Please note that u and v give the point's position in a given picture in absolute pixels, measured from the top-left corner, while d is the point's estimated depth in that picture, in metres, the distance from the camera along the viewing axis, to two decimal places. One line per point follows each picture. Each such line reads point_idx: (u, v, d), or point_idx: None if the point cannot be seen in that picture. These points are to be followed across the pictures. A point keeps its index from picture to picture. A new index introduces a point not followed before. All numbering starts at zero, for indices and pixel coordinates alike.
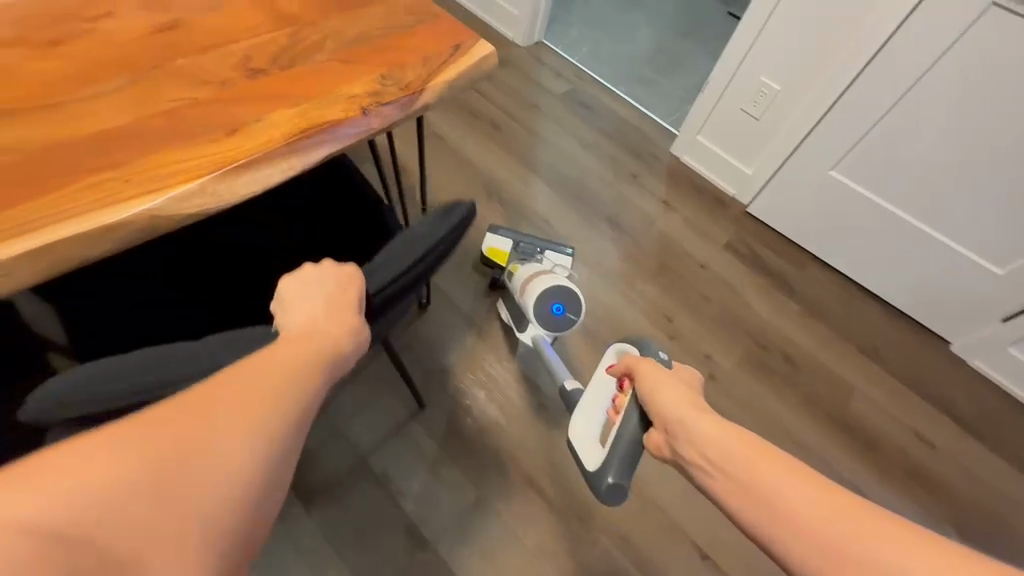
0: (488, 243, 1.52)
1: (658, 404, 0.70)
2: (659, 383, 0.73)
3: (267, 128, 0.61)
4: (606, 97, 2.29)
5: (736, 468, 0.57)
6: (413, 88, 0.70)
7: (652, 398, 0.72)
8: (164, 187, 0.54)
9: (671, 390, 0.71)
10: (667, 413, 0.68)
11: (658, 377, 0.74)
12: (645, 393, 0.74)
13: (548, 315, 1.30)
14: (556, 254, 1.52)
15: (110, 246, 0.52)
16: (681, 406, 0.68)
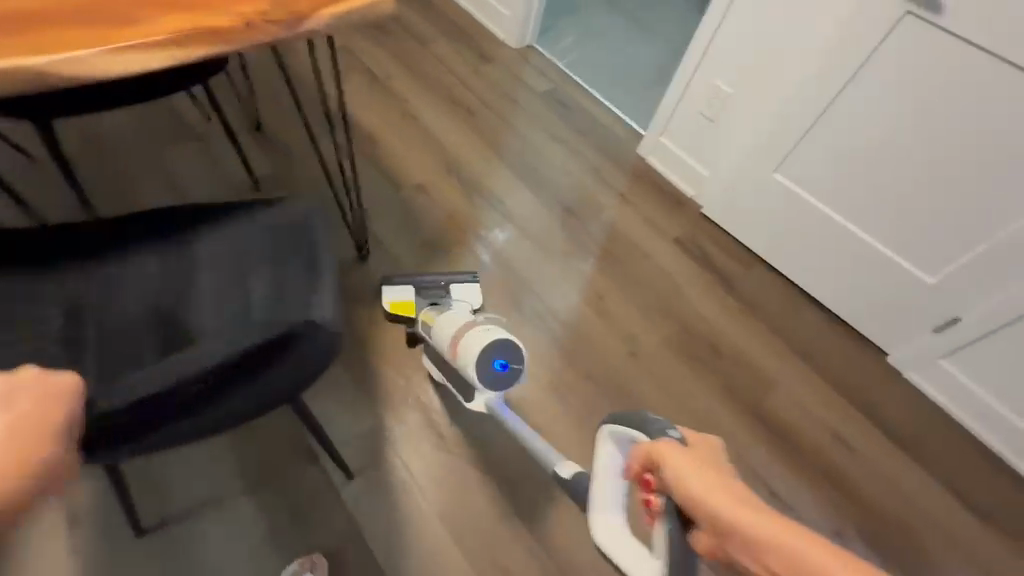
0: (390, 299, 1.50)
1: (728, 520, 0.45)
2: (714, 485, 0.47)
3: (158, 25, 0.74)
4: (585, 98, 2.40)
5: None
6: (299, 14, 0.82)
7: (721, 512, 0.45)
8: (56, 55, 0.67)
9: (732, 494, 0.47)
10: (740, 537, 0.44)
11: (705, 474, 0.48)
12: (705, 503, 0.46)
13: (490, 373, 1.20)
14: (463, 291, 1.56)
15: (3, 92, 0.66)
16: (761, 526, 0.44)
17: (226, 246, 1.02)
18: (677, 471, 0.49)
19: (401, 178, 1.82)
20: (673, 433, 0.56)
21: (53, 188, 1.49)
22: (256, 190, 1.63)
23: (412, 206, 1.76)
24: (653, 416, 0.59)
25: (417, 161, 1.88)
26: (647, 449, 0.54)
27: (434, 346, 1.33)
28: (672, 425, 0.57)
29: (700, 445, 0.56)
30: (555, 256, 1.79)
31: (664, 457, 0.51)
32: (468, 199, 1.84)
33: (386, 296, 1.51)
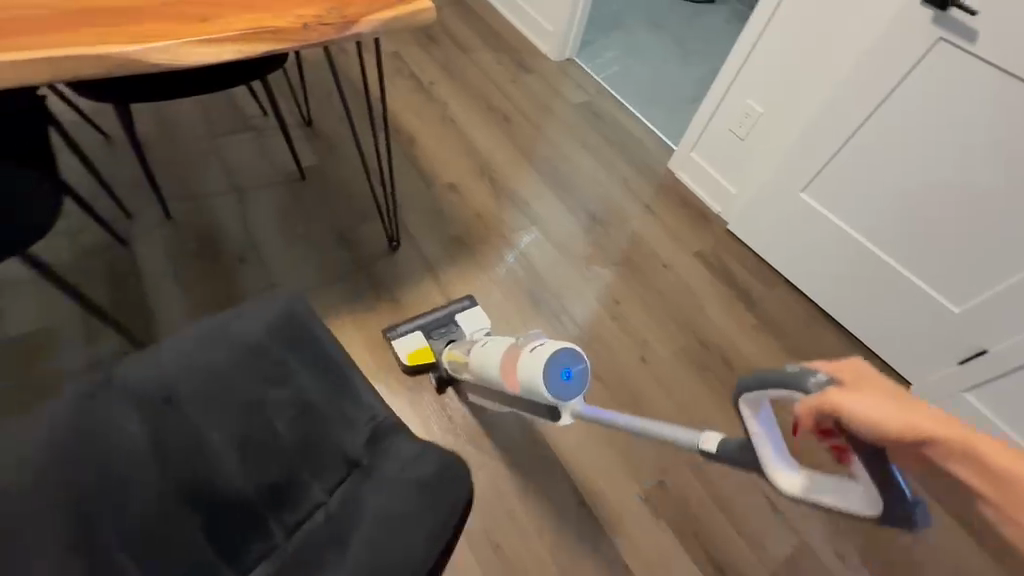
0: (405, 350, 1.45)
1: (926, 438, 0.46)
2: (907, 413, 0.46)
3: (228, 23, 0.84)
4: (620, 112, 2.45)
5: None
6: (351, 18, 0.92)
7: (922, 437, 0.46)
8: (139, 42, 0.77)
9: (919, 415, 0.47)
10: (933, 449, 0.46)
11: (890, 404, 0.47)
12: (889, 427, 0.46)
13: (563, 386, 1.00)
14: (469, 321, 1.52)
15: (90, 72, 0.75)
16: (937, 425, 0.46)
17: (218, 374, 0.80)
18: (866, 414, 0.47)
19: (434, 177, 1.92)
20: (823, 377, 0.52)
21: (126, 166, 1.66)
22: (301, 180, 1.76)
23: (443, 204, 1.85)
24: (793, 366, 0.55)
25: (451, 162, 1.98)
26: (822, 403, 0.50)
27: (489, 381, 1.19)
28: (814, 367, 0.54)
29: (854, 374, 0.53)
30: (576, 261, 1.84)
31: (853, 409, 0.47)
32: (497, 201, 1.92)
33: (399, 352, 1.45)
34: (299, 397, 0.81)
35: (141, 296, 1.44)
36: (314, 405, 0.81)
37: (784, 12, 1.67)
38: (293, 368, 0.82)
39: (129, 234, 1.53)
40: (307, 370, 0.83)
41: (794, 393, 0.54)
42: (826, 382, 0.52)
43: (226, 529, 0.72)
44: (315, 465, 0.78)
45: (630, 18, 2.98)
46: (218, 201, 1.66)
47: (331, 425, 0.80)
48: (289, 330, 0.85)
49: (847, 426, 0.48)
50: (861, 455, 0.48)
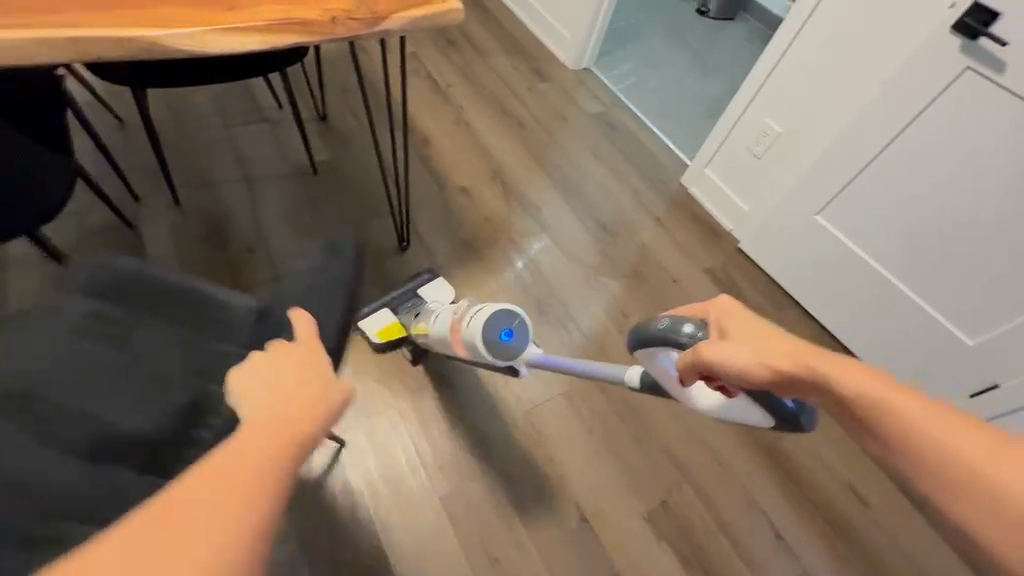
0: (375, 329, 1.36)
1: (772, 369, 0.58)
2: (755, 352, 0.60)
3: (257, 13, 0.83)
4: (635, 124, 2.44)
5: (887, 415, 0.50)
6: (380, 13, 0.91)
7: (771, 370, 0.58)
8: (167, 27, 0.75)
9: (766, 351, 0.60)
10: (779, 376, 0.58)
11: (744, 345, 0.61)
12: (739, 366, 0.60)
13: (507, 346, 1.03)
14: (433, 291, 1.44)
15: (115, 54, 0.73)
16: (774, 362, 0.58)
17: (82, 352, 0.78)
18: (725, 358, 0.60)
19: (446, 178, 1.90)
20: (691, 328, 0.68)
21: (136, 150, 1.64)
22: (313, 174, 1.74)
23: (455, 206, 1.83)
24: (663, 324, 0.70)
25: (464, 164, 1.96)
26: (696, 355, 0.63)
27: (441, 349, 1.21)
28: (681, 319, 0.70)
29: (720, 314, 0.67)
30: (585, 271, 1.82)
31: (716, 356, 0.61)
32: (508, 206, 1.90)
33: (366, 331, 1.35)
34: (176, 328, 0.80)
35: None
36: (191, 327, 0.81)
37: (811, 30, 1.65)
38: (143, 316, 0.81)
39: (135, 217, 1.51)
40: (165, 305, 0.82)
41: (673, 348, 0.70)
42: (697, 330, 0.68)
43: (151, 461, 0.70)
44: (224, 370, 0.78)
45: (649, 32, 2.97)
46: (227, 189, 1.64)
47: (218, 330, 0.80)
48: (120, 283, 0.82)
49: (716, 371, 0.62)
50: (753, 396, 0.61)
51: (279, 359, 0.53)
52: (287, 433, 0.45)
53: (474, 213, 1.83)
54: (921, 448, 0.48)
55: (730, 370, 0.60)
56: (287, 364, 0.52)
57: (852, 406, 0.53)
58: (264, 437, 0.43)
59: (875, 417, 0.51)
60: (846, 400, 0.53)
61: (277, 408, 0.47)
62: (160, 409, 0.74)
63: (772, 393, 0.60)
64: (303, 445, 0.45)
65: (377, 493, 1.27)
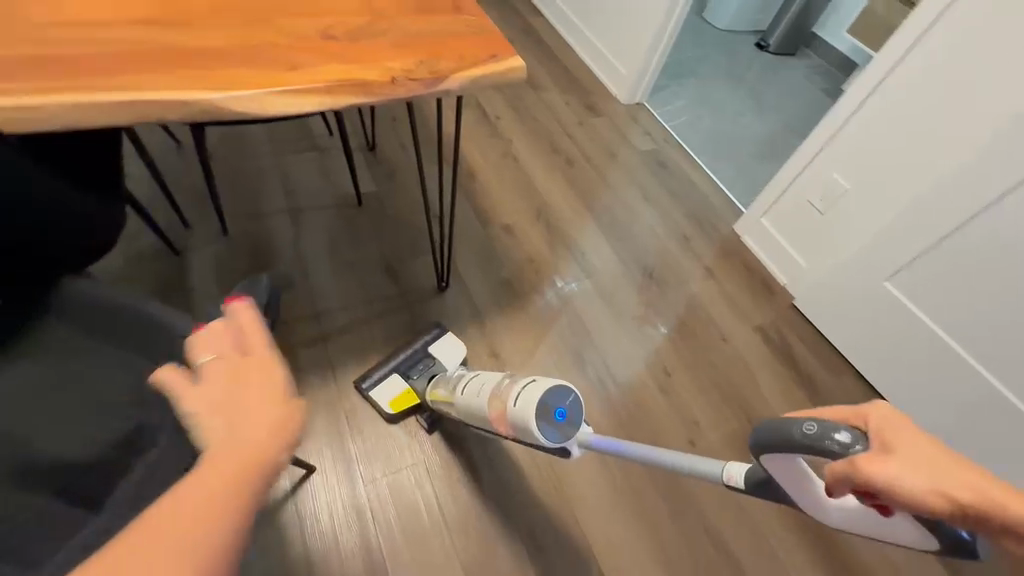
0: (387, 399, 1.37)
1: (963, 506, 0.50)
2: (934, 480, 0.51)
3: (318, 72, 0.81)
4: (686, 164, 2.35)
5: None
6: (440, 73, 0.88)
7: (955, 505, 0.50)
8: (227, 89, 0.74)
9: (939, 476, 0.51)
10: (975, 513, 0.50)
11: (918, 470, 0.51)
12: (916, 495, 0.50)
13: (558, 429, 0.94)
14: (444, 349, 1.45)
15: (173, 116, 0.71)
16: (954, 485, 0.51)
17: (30, 372, 0.77)
18: (900, 486, 0.50)
19: (490, 215, 1.86)
20: (846, 436, 0.53)
21: (189, 174, 1.67)
22: (357, 206, 1.73)
23: (496, 245, 1.78)
24: (810, 430, 0.54)
25: (508, 201, 1.92)
26: (858, 476, 0.51)
27: (474, 418, 1.12)
28: (831, 424, 0.54)
29: (880, 420, 0.54)
30: (626, 320, 1.74)
31: (893, 481, 0.50)
32: (551, 247, 1.84)
33: (381, 401, 1.36)
34: (125, 356, 0.80)
35: (186, 309, 1.42)
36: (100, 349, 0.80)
37: (892, 83, 1.54)
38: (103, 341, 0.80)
39: (183, 243, 1.53)
40: (72, 323, 0.81)
41: (819, 458, 0.54)
42: (853, 441, 0.53)
43: (87, 488, 0.70)
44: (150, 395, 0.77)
45: (705, 66, 2.89)
46: (273, 219, 1.65)
47: (135, 349, 0.80)
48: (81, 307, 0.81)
49: (897, 498, 0.50)
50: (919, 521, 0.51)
51: (236, 373, 0.50)
52: (232, 471, 0.43)
53: (516, 254, 1.78)
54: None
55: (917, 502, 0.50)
56: (240, 380, 0.49)
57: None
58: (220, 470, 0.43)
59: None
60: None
61: (231, 435, 0.45)
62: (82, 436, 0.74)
63: (945, 520, 0.51)
64: (260, 469, 0.44)
65: (396, 553, 1.21)
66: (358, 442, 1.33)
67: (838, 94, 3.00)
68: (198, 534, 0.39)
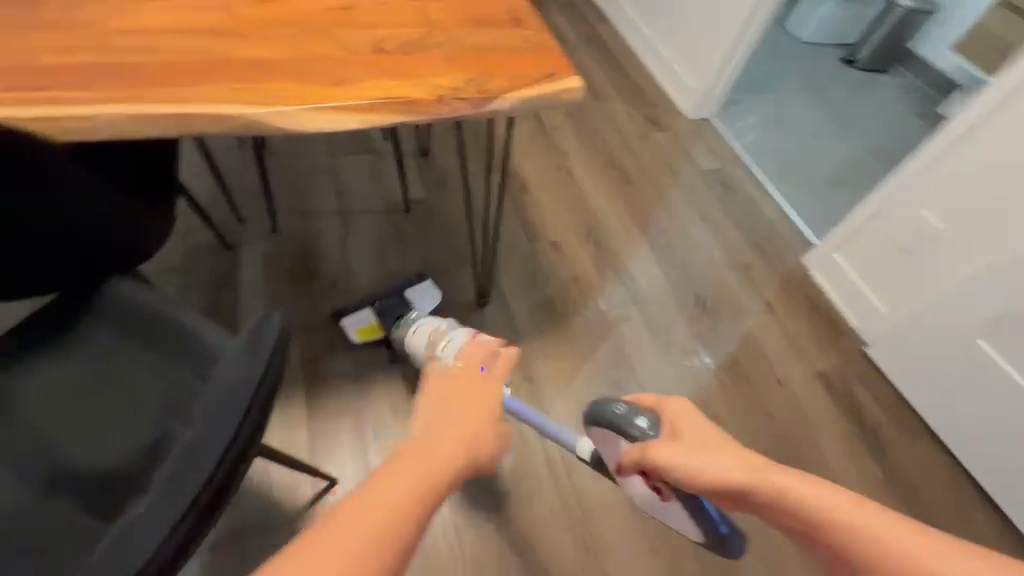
0: (356, 328, 1.43)
1: (728, 483, 0.58)
2: (713, 462, 0.60)
3: (365, 88, 0.78)
4: (753, 187, 2.19)
5: (821, 523, 0.52)
6: (490, 93, 0.83)
7: (721, 482, 0.59)
8: (271, 104, 0.72)
9: (723, 460, 0.60)
10: (732, 488, 0.58)
11: (696, 453, 0.62)
12: (684, 470, 0.61)
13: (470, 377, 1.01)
14: (422, 297, 1.49)
15: (216, 130, 0.70)
16: (724, 465, 0.59)
17: (67, 372, 0.78)
18: (675, 464, 0.62)
19: (538, 230, 1.80)
20: (644, 423, 0.68)
21: (248, 172, 1.72)
22: (405, 212, 1.72)
23: (541, 263, 1.72)
24: (619, 412, 0.70)
25: (558, 216, 1.85)
26: (642, 454, 0.65)
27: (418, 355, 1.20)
28: (637, 411, 0.70)
29: (676, 413, 0.69)
30: (671, 352, 1.63)
31: (667, 460, 0.62)
32: (599, 268, 1.76)
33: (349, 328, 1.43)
34: (157, 362, 0.80)
35: (233, 305, 1.45)
36: (128, 351, 0.80)
37: (1004, 115, 1.35)
38: (138, 346, 0.81)
39: (236, 240, 1.56)
40: (112, 324, 0.82)
41: (626, 438, 0.71)
42: (650, 427, 0.68)
43: (109, 498, 0.70)
44: (177, 404, 0.77)
45: (782, 81, 2.70)
46: (322, 221, 1.66)
47: (168, 358, 0.80)
48: (125, 313, 0.83)
49: (663, 473, 0.63)
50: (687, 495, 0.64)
51: (459, 383, 0.63)
52: (452, 454, 0.53)
53: (561, 273, 1.71)
54: (876, 569, 0.48)
55: (679, 478, 0.62)
56: (464, 397, 0.61)
57: (814, 522, 0.52)
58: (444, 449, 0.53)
59: (832, 535, 0.51)
60: (809, 516, 0.52)
61: (451, 425, 0.57)
62: (112, 439, 0.74)
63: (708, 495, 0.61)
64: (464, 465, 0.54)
65: None
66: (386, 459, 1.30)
67: (932, 117, 2.73)
68: (420, 500, 0.47)
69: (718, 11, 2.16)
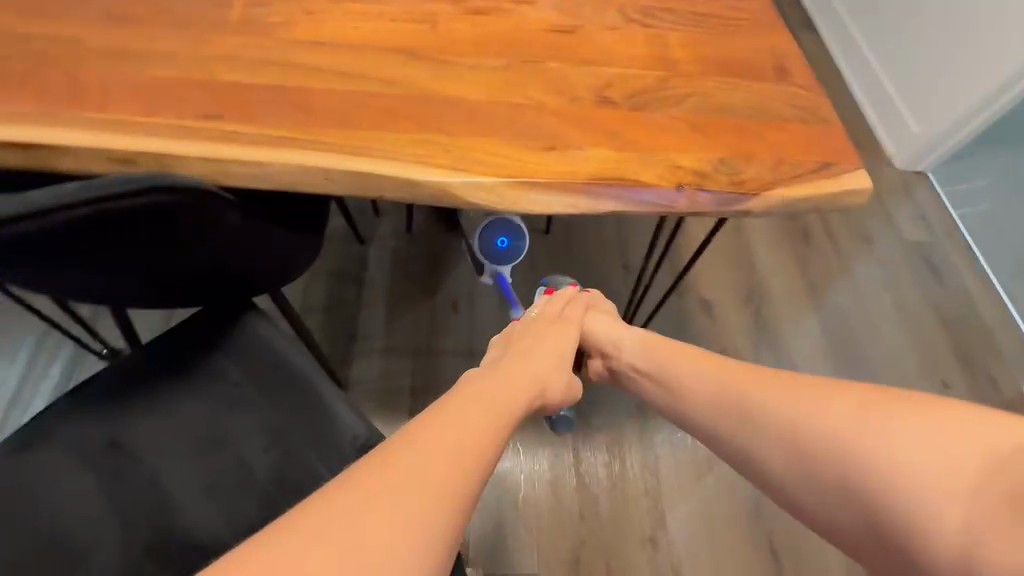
0: None
1: (613, 343, 0.80)
2: (613, 330, 0.81)
3: (583, 159, 0.59)
4: (970, 272, 1.73)
5: (664, 371, 0.74)
6: (744, 187, 0.60)
7: (614, 343, 0.80)
8: (467, 171, 0.56)
9: (619, 328, 0.82)
10: (612, 345, 0.80)
11: (602, 323, 0.83)
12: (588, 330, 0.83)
13: (497, 253, 1.11)
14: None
15: (398, 195, 0.57)
16: (618, 334, 0.81)
17: (190, 412, 0.72)
18: (587, 329, 0.83)
19: (690, 283, 1.53)
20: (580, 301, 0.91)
21: None
22: (545, 234, 1.53)
23: (686, 322, 1.47)
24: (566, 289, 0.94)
25: (715, 268, 1.57)
26: None
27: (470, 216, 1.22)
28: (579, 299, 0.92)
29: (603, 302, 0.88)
30: None
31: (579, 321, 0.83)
32: (754, 343, 1.47)
33: None
34: (280, 432, 0.72)
35: (354, 304, 1.37)
36: (265, 412, 0.73)
37: None
38: (266, 402, 0.73)
39: (369, 232, 1.48)
40: (243, 367, 0.74)
41: None
42: None
43: None
44: (292, 487, 0.69)
45: None
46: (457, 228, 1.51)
47: (293, 429, 0.72)
48: (260, 360, 0.75)
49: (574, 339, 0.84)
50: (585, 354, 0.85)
51: (531, 341, 0.73)
52: (508, 404, 0.58)
53: (709, 342, 1.45)
54: (698, 408, 0.69)
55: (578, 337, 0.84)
56: (538, 340, 0.73)
57: (659, 373, 0.74)
58: (506, 408, 0.57)
59: (673, 378, 0.73)
60: (658, 370, 0.75)
61: (512, 381, 0.62)
62: (221, 509, 0.68)
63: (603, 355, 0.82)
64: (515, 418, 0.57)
65: None
66: (478, 525, 1.14)
67: None
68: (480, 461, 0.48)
69: (986, 44, 1.69)
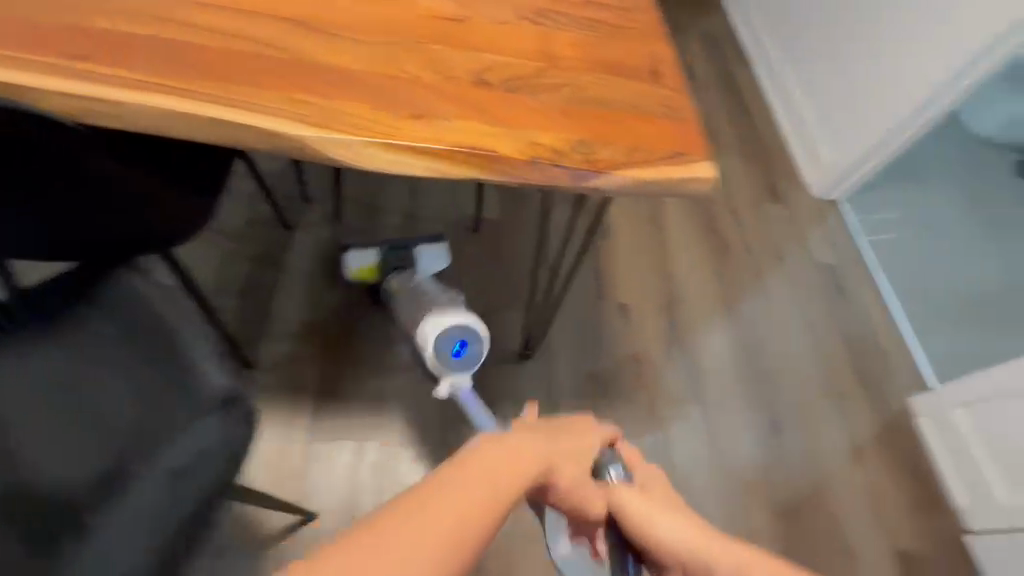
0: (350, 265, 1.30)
1: (688, 552, 0.50)
2: (688, 533, 0.51)
3: (448, 129, 0.63)
4: (871, 294, 1.86)
5: None
6: (595, 166, 0.65)
7: (690, 553, 0.50)
8: (330, 127, 0.60)
9: (691, 524, 0.52)
10: (688, 553, 0.50)
11: (662, 512, 0.53)
12: (649, 526, 0.52)
13: (453, 361, 1.08)
14: (427, 258, 1.31)
15: (261, 145, 0.60)
16: (695, 534, 0.51)
17: (52, 362, 0.70)
18: (641, 518, 0.52)
19: (610, 287, 1.59)
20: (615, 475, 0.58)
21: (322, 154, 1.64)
22: (472, 232, 1.56)
23: (602, 325, 1.52)
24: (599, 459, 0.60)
25: (635, 276, 1.64)
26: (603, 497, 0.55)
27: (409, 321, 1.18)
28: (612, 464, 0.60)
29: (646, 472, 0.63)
30: (725, 471, 1.41)
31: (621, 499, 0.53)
32: (667, 349, 1.54)
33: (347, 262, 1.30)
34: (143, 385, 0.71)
35: (271, 288, 1.37)
36: (133, 370, 0.71)
37: None
38: (135, 357, 0.72)
39: (296, 219, 1.48)
40: (116, 322, 0.74)
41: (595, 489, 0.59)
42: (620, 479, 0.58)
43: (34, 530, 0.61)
44: (144, 439, 0.68)
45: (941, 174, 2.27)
46: (385, 221, 1.53)
47: (158, 384, 0.71)
48: (135, 317, 0.74)
49: (618, 526, 0.53)
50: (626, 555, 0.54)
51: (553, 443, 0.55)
52: (526, 464, 0.50)
53: (622, 345, 1.51)
54: None
55: (623, 521, 0.53)
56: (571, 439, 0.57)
57: None
58: (523, 465, 0.49)
59: None
60: None
61: (534, 445, 0.52)
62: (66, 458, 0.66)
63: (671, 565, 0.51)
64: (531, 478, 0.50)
65: None
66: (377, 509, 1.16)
67: None
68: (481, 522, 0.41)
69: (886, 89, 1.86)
